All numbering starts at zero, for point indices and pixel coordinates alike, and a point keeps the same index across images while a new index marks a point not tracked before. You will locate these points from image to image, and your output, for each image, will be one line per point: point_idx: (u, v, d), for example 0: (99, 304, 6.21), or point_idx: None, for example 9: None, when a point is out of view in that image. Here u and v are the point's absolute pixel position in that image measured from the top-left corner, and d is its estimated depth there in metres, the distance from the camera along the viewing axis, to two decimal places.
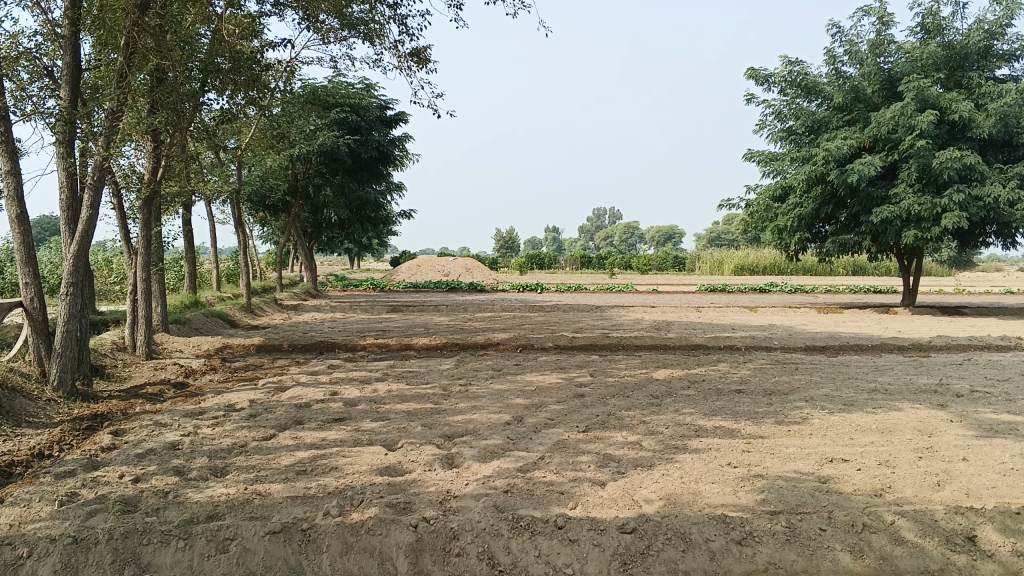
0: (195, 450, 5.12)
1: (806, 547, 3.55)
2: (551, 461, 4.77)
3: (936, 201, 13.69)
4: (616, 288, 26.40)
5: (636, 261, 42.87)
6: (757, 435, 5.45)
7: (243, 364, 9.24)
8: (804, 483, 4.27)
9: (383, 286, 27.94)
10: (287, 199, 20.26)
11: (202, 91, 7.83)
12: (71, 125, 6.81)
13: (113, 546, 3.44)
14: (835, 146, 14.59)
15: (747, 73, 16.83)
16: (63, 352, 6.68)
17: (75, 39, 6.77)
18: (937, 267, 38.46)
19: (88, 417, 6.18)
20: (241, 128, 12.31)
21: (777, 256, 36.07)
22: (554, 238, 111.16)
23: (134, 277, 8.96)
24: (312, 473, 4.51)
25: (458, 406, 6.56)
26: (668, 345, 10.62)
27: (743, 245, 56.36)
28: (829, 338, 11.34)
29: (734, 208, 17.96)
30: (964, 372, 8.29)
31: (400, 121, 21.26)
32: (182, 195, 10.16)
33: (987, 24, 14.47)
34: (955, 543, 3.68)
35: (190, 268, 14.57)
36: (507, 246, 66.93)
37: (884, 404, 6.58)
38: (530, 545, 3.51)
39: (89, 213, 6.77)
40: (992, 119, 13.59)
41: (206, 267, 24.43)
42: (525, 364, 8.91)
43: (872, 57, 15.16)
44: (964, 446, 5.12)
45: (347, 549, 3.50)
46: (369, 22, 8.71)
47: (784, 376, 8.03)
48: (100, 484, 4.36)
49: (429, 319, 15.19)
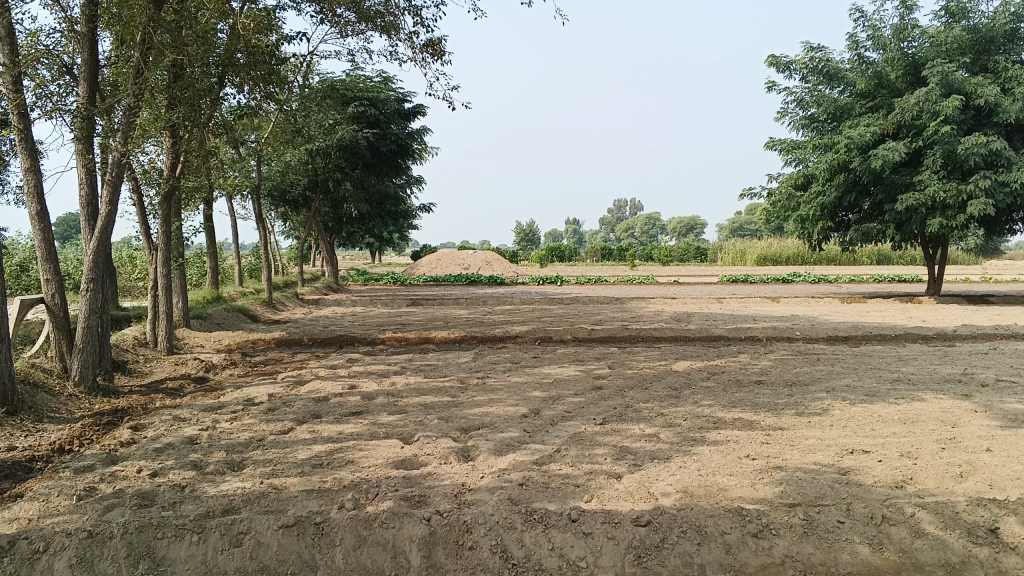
0: (212, 444, 5.15)
1: (824, 539, 3.50)
2: (567, 454, 4.73)
3: (962, 187, 13.48)
4: (637, 279, 26.24)
5: (657, 253, 42.68)
6: (777, 427, 5.39)
7: (263, 358, 9.29)
8: (824, 475, 4.21)
9: (404, 280, 28.00)
10: (307, 194, 20.40)
11: (221, 88, 7.85)
12: (89, 122, 6.85)
13: (128, 541, 3.46)
14: (858, 134, 14.41)
15: (768, 61, 16.65)
16: (84, 348, 6.72)
17: (92, 35, 6.82)
18: (964, 255, 37.95)
19: (108, 412, 6.23)
20: (261, 124, 12.36)
21: (801, 245, 35.75)
22: (575, 230, 110.99)
23: (154, 272, 9.02)
24: (328, 467, 4.52)
25: (476, 399, 6.55)
26: (689, 336, 10.55)
27: (766, 234, 55.87)
28: (852, 328, 11.21)
29: (755, 197, 17.78)
30: (990, 361, 8.16)
31: (417, 114, 21.23)
32: (202, 190, 10.22)
33: (1013, 7, 14.15)
34: (977, 536, 3.61)
35: (213, 264, 14.67)
36: (528, 239, 66.93)
37: (907, 394, 6.48)
38: (543, 539, 3.48)
39: (108, 208, 6.85)
40: (1018, 103, 13.34)
41: (228, 263, 24.67)
42: (542, 356, 8.88)
43: (895, 42, 14.92)
44: (988, 436, 5.03)
45: (360, 543, 3.50)
46: (385, 15, 8.68)
47: (805, 367, 7.94)
48: (118, 479, 4.39)
49: (448, 312, 15.19)
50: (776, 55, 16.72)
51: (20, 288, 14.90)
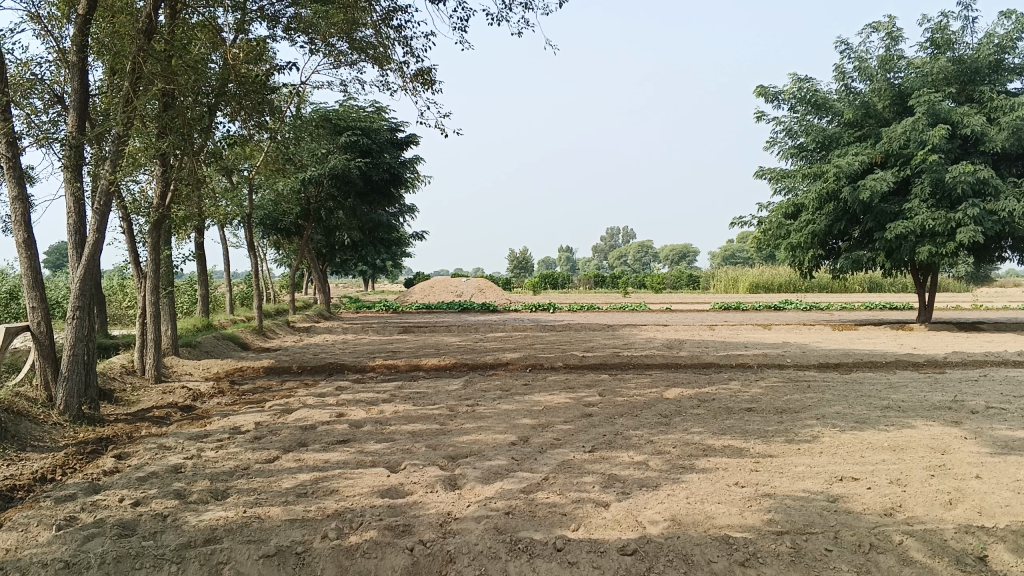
0: (197, 473, 5.09)
1: (812, 567, 3.45)
2: (555, 481, 4.70)
3: (951, 215, 13.56)
4: (630, 307, 26.22)
5: (649, 280, 42.81)
6: (766, 454, 5.36)
7: (251, 387, 9.23)
8: (813, 503, 4.18)
9: (396, 308, 27.92)
10: (299, 222, 20.48)
11: (212, 118, 7.86)
12: (78, 150, 6.85)
13: (105, 571, 3.41)
14: (846, 163, 14.55)
15: (756, 91, 16.82)
16: (70, 376, 6.65)
17: (83, 65, 6.82)
18: (954, 283, 38.14)
19: (93, 441, 6.16)
20: (252, 153, 12.39)
21: (792, 273, 35.94)
22: (569, 258, 111.48)
23: (143, 300, 8.97)
24: (314, 496, 4.47)
25: (464, 426, 6.50)
26: (680, 364, 10.52)
27: (758, 262, 56.09)
28: (842, 356, 11.20)
29: (746, 226, 17.88)
30: (980, 389, 8.14)
31: (410, 143, 21.34)
32: (191, 219, 10.20)
33: (997, 38, 14.36)
34: (967, 563, 3.56)
35: (204, 293, 14.60)
36: (522, 267, 67.04)
37: (897, 421, 6.45)
38: (528, 567, 3.43)
39: (96, 236, 6.82)
40: (1005, 132, 13.47)
41: (220, 291, 24.65)
42: (533, 384, 8.84)
43: (882, 73, 15.14)
44: (978, 463, 5.01)
45: (341, 572, 3.44)
46: (377, 45, 8.74)
47: (796, 394, 7.91)
48: (100, 509, 4.32)
49: (439, 340, 15.16)
50: (765, 85, 16.89)
51: (9, 316, 14.88)
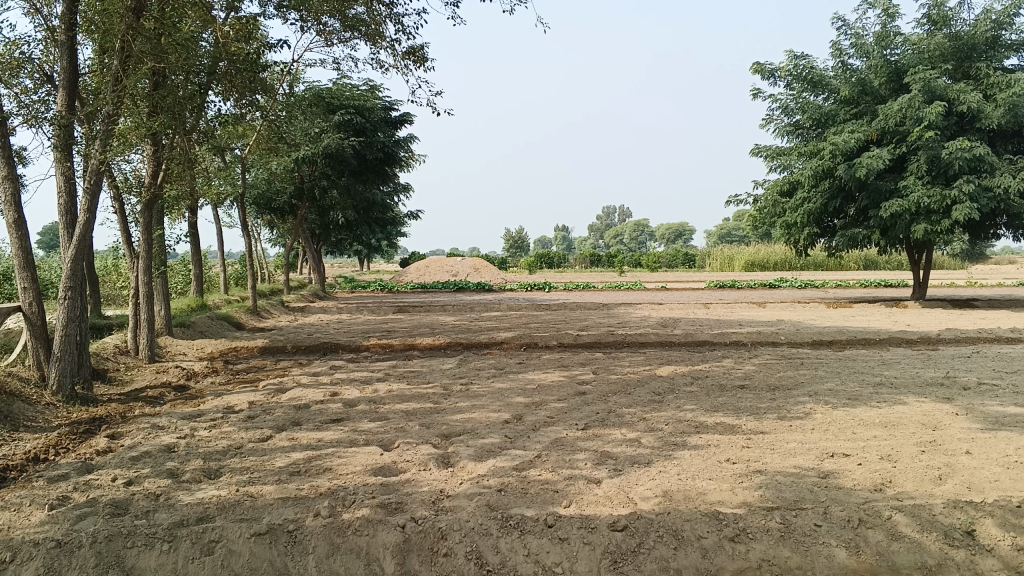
0: (190, 453, 5.10)
1: (801, 543, 3.47)
2: (548, 459, 4.71)
3: (946, 192, 13.55)
4: (625, 285, 26.16)
5: (645, 259, 42.83)
6: (757, 430, 5.38)
7: (245, 366, 9.23)
8: (804, 479, 4.19)
9: (392, 287, 27.87)
10: (293, 202, 20.37)
11: (204, 97, 7.94)
12: (67, 129, 6.76)
13: (97, 550, 3.41)
14: (842, 140, 14.49)
15: (753, 68, 16.72)
16: (62, 357, 6.64)
17: (72, 43, 6.72)
18: (949, 259, 38.26)
19: (86, 421, 6.15)
20: (245, 132, 12.29)
21: (788, 251, 35.95)
22: (565, 238, 111.36)
23: (136, 280, 8.93)
24: (306, 474, 4.48)
25: (458, 405, 6.51)
26: (674, 342, 10.54)
27: (754, 241, 56.10)
28: (836, 333, 11.22)
29: (742, 204, 17.83)
30: (971, 364, 8.18)
31: (404, 122, 21.24)
32: (184, 199, 10.14)
33: (994, 14, 14.28)
34: (954, 538, 3.59)
35: (198, 273, 14.52)
36: (517, 246, 67.05)
37: (888, 398, 6.48)
38: (519, 544, 3.45)
39: (87, 216, 6.74)
40: (1001, 109, 13.42)
41: (214, 271, 24.59)
42: (527, 362, 8.86)
43: (878, 49, 15.05)
44: (968, 439, 5.03)
45: (333, 550, 3.45)
46: (368, 22, 8.65)
47: (789, 371, 7.93)
48: (92, 488, 4.33)
49: (434, 319, 15.17)
50: (761, 62, 16.79)
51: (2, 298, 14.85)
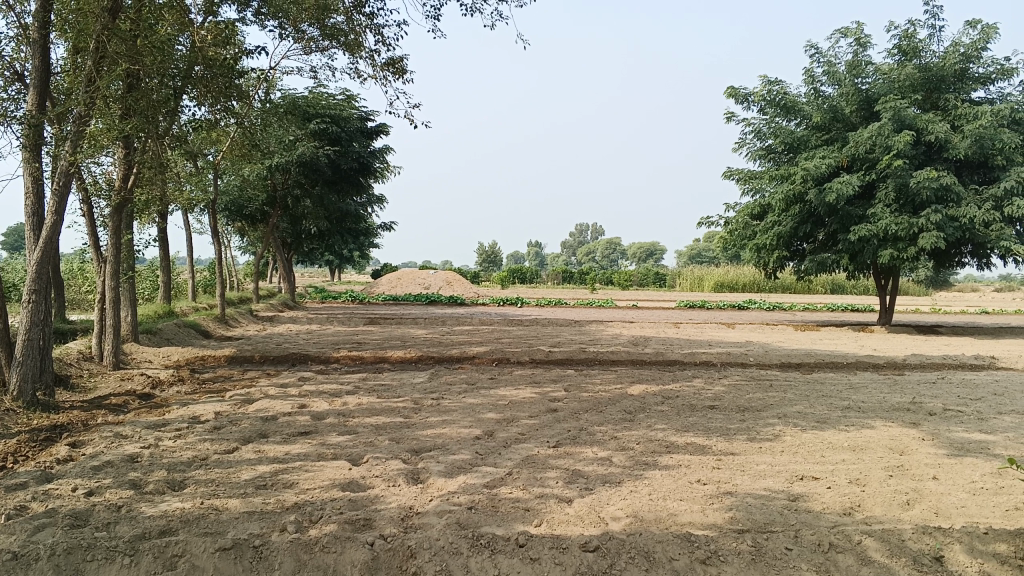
0: (153, 463, 4.99)
1: (772, 566, 3.46)
2: (518, 477, 4.68)
3: (914, 220, 13.76)
4: (597, 303, 26.19)
5: (617, 277, 43.04)
6: (728, 452, 5.40)
7: (212, 376, 9.08)
8: (774, 502, 4.21)
9: (362, 299, 27.65)
10: (265, 209, 20.17)
11: (179, 101, 7.88)
12: (38, 129, 6.62)
13: (55, 563, 3.32)
14: (814, 165, 14.68)
15: (727, 92, 16.93)
16: (24, 361, 6.49)
17: (45, 42, 6.60)
18: (914, 286, 38.90)
19: (47, 428, 6.01)
20: (219, 138, 12.16)
21: (757, 273, 36.31)
22: (538, 253, 111.54)
23: (102, 285, 8.77)
24: (273, 488, 4.40)
25: (429, 420, 6.44)
26: (645, 361, 10.56)
27: (722, 262, 56.76)
28: (804, 356, 11.34)
29: (713, 226, 17.96)
30: (937, 391, 8.28)
31: (379, 133, 21.17)
32: (153, 203, 9.98)
33: (963, 47, 14.61)
34: (922, 563, 3.59)
35: (166, 279, 14.27)
36: (490, 260, 67.02)
37: (856, 421, 6.54)
38: (489, 564, 3.41)
39: (55, 218, 6.63)
40: (967, 140, 13.72)
41: (181, 278, 24.21)
42: (498, 378, 8.82)
43: (850, 78, 15.34)
44: (934, 465, 5.08)
45: (300, 566, 3.39)
46: (347, 32, 8.62)
47: (758, 393, 7.99)
48: (51, 498, 4.21)
49: (405, 332, 15.07)
50: (735, 86, 16.99)
51: None
